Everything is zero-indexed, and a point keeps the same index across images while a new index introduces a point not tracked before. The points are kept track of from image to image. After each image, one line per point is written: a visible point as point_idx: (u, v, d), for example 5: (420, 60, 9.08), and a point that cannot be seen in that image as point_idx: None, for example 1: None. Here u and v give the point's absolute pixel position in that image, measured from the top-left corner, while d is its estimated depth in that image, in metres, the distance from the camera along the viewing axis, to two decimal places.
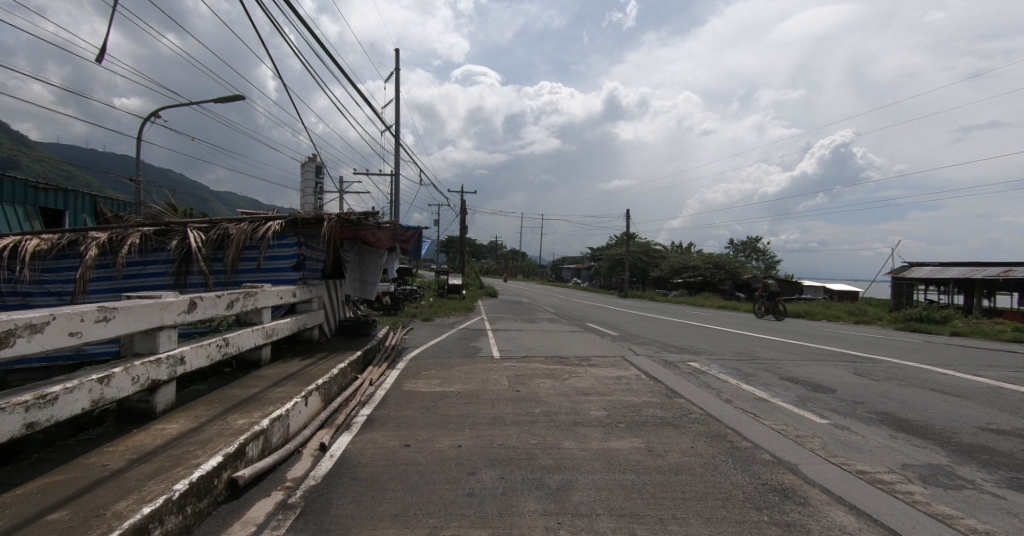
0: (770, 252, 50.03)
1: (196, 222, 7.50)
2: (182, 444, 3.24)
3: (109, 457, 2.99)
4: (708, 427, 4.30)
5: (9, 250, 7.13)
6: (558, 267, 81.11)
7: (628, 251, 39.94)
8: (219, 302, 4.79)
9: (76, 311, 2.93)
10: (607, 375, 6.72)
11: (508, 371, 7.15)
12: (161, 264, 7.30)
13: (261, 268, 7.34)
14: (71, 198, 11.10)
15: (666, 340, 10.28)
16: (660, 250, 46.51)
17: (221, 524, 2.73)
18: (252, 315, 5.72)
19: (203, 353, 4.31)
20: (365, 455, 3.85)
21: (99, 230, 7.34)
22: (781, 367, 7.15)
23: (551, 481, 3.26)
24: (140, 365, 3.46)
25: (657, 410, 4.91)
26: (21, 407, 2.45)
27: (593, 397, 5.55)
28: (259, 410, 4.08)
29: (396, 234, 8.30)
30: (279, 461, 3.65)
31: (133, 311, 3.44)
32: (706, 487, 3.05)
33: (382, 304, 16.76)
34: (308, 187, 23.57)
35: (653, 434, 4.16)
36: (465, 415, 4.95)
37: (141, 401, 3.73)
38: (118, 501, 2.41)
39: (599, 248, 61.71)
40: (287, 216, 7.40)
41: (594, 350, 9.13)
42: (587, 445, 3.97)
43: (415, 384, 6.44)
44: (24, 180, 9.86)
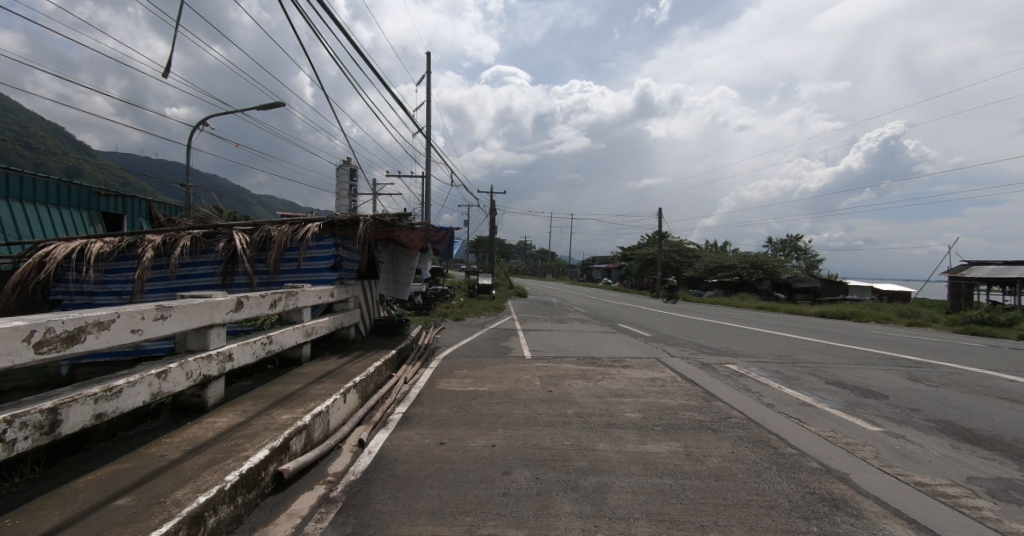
0: (811, 250, 47.90)
1: (241, 224, 7.87)
2: (232, 437, 3.40)
3: (167, 448, 3.17)
4: (749, 432, 4.16)
5: (76, 252, 7.63)
6: (587, 268, 80.82)
7: (660, 250, 39.18)
8: (263, 302, 4.98)
9: (138, 309, 3.12)
10: (640, 377, 6.61)
11: (540, 372, 7.14)
12: (209, 265, 7.68)
13: (301, 268, 7.57)
14: (129, 203, 11.78)
15: (701, 342, 10.05)
16: (695, 249, 45.46)
17: (269, 516, 2.85)
18: (292, 315, 5.94)
19: (249, 350, 4.50)
20: (401, 452, 3.93)
21: (154, 233, 7.80)
22: (826, 371, 6.85)
23: (587, 483, 3.23)
24: (193, 361, 3.65)
25: (695, 413, 4.79)
26: (91, 399, 2.62)
27: (627, 399, 5.47)
28: (301, 405, 4.23)
29: (428, 236, 8.58)
30: (321, 454, 3.77)
31: (187, 309, 3.63)
32: (749, 494, 2.96)
33: (414, 304, 17.08)
34: (343, 190, 24.32)
35: (691, 438, 4.07)
36: (498, 415, 4.98)
37: (194, 396, 3.94)
38: (177, 489, 2.54)
39: (630, 249, 60.87)
40: (324, 218, 7.69)
41: (627, 351, 9.02)
42: (622, 448, 3.92)
43: (447, 383, 6.51)
44: (87, 186, 10.59)
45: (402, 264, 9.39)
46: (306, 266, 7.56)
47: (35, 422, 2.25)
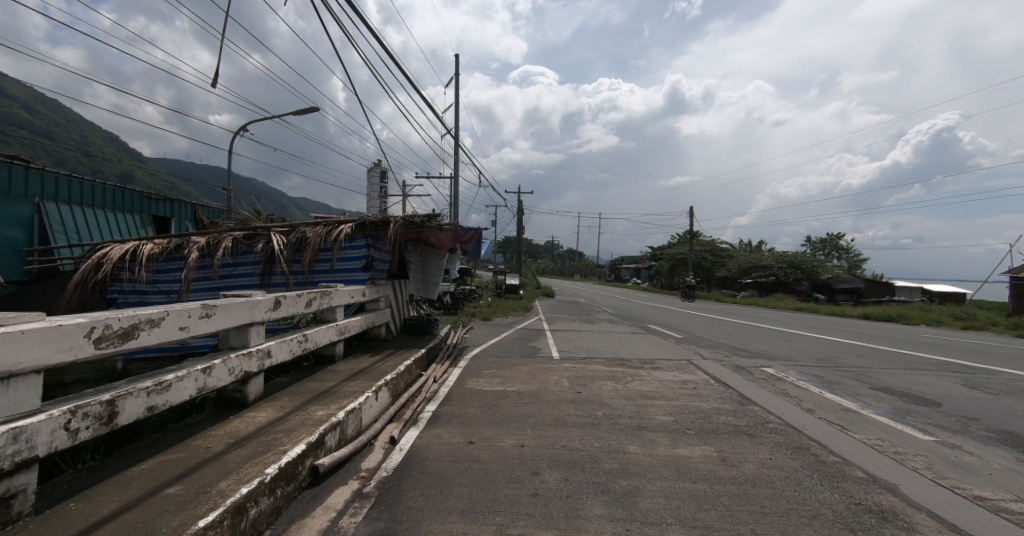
0: (854, 249, 45.80)
1: (278, 226, 8.16)
2: (271, 432, 3.54)
3: (212, 441, 3.32)
4: (788, 438, 4.02)
5: (129, 253, 8.09)
6: (616, 268, 79.80)
7: (692, 249, 38.31)
8: (300, 301, 5.15)
9: (186, 308, 3.27)
10: (672, 379, 6.48)
11: (569, 372, 7.10)
12: (249, 266, 7.99)
13: (334, 268, 7.76)
14: (177, 206, 12.40)
15: (735, 344, 9.77)
16: (728, 248, 44.22)
17: (306, 509, 2.95)
18: (327, 314, 6.12)
19: (286, 347, 4.66)
20: (431, 450, 3.99)
21: (199, 235, 8.19)
22: (871, 376, 6.54)
23: (618, 486, 3.20)
24: (235, 358, 3.81)
25: (730, 418, 4.66)
26: (144, 392, 2.76)
27: (658, 401, 5.38)
28: (336, 402, 4.36)
29: (457, 235, 8.74)
30: (355, 450, 3.87)
31: (230, 308, 3.79)
32: (789, 503, 2.86)
33: (442, 304, 17.28)
34: (374, 191, 24.88)
35: (726, 443, 3.96)
36: (527, 415, 4.98)
37: (235, 391, 4.11)
38: (221, 480, 2.66)
39: (660, 248, 59.78)
40: (356, 219, 7.86)
41: (658, 352, 8.86)
42: (654, 451, 3.86)
43: (476, 383, 6.56)
44: (139, 191, 11.21)
45: (431, 265, 9.52)
46: (339, 266, 7.76)
47: (95, 413, 2.39)
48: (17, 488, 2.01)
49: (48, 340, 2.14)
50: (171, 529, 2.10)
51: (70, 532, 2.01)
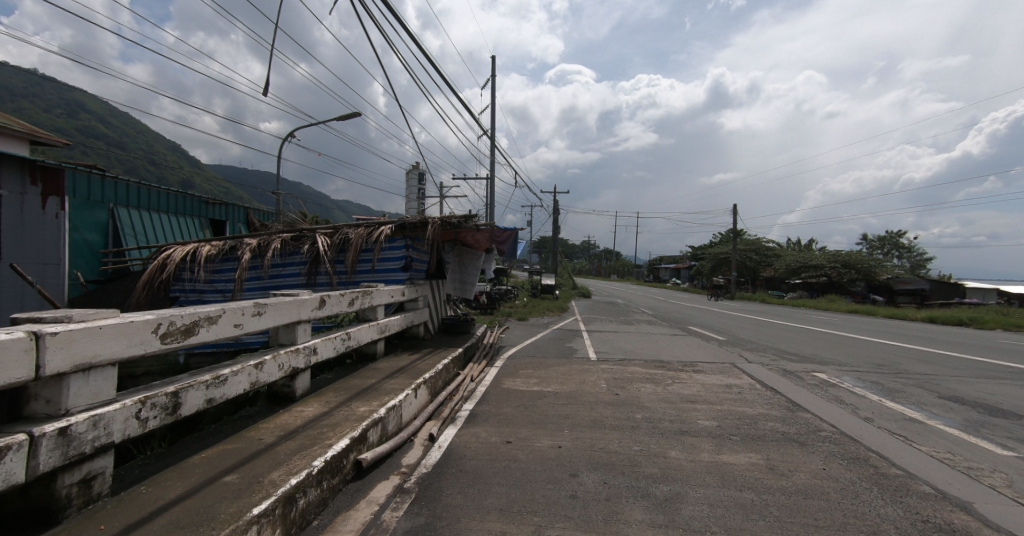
0: (917, 248, 42.81)
1: (323, 228, 8.48)
2: (318, 426, 3.68)
3: (264, 433, 3.49)
4: (843, 448, 3.81)
5: (189, 255, 8.62)
6: (655, 267, 77.57)
7: (735, 249, 36.93)
8: (343, 300, 5.34)
9: (240, 306, 3.45)
10: (715, 382, 6.28)
11: (607, 374, 7.01)
12: (296, 266, 8.34)
13: (375, 269, 7.97)
14: (231, 210, 13.10)
15: (783, 348, 9.34)
16: (774, 247, 42.35)
17: (350, 501, 3.05)
18: (368, 313, 6.30)
19: (331, 345, 4.83)
20: (469, 448, 4.04)
21: (251, 237, 8.64)
22: (938, 384, 6.09)
23: (659, 491, 3.12)
24: (284, 354, 3.99)
25: (778, 424, 4.45)
26: (203, 385, 2.93)
27: (701, 405, 5.23)
28: (377, 399, 4.47)
29: (493, 235, 8.83)
30: (396, 446, 3.97)
31: (279, 306, 3.97)
32: (845, 516, 2.71)
33: (479, 304, 17.44)
34: (412, 193, 25.45)
35: (774, 451, 3.80)
36: (565, 416, 4.95)
37: (284, 386, 4.30)
38: (273, 471, 2.79)
39: (701, 248, 58.00)
40: (396, 221, 8.08)
41: (700, 355, 8.60)
42: (696, 457, 3.74)
43: (513, 382, 6.59)
44: (198, 196, 11.92)
45: (468, 265, 9.61)
46: (380, 266, 7.96)
47: (162, 403, 2.56)
48: (95, 471, 2.17)
49: (122, 335, 2.30)
50: (228, 515, 2.21)
51: (141, 514, 2.16)
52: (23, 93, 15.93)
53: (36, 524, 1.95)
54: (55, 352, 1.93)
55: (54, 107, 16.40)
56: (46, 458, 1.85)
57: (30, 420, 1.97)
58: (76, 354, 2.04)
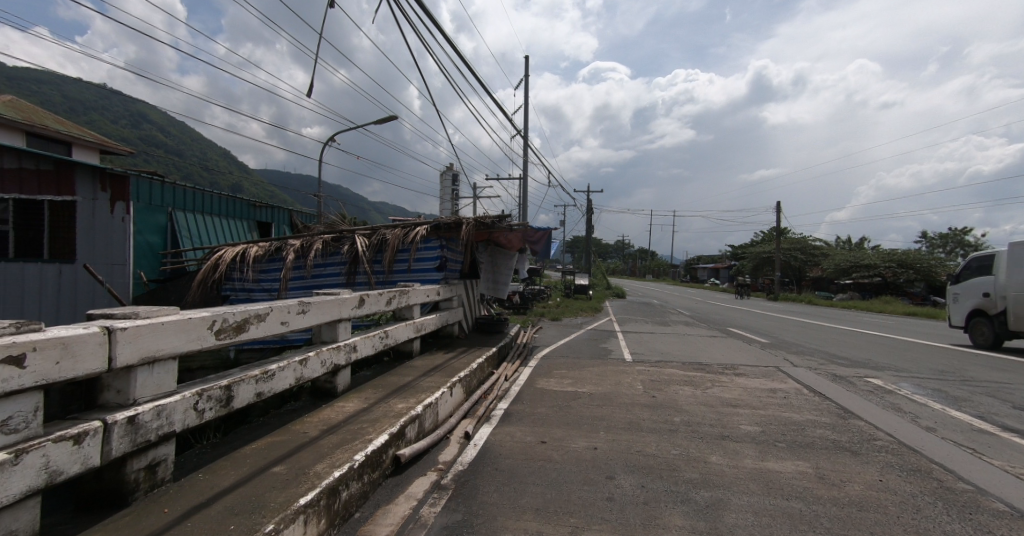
0: (984, 247, 39.74)
1: (361, 229, 8.74)
2: (358, 421, 3.78)
3: (308, 426, 3.62)
4: (902, 459, 3.59)
5: (239, 255, 9.06)
6: (692, 268, 75.34)
7: (778, 247, 35.38)
8: (381, 299, 5.48)
9: (286, 305, 3.60)
10: (758, 386, 6.05)
11: (643, 376, 6.87)
12: (336, 266, 8.61)
13: (411, 269, 8.11)
14: (277, 213, 13.69)
15: (832, 351, 8.89)
16: (822, 246, 40.37)
17: (390, 496, 3.12)
18: (405, 312, 6.44)
19: (369, 343, 4.96)
20: (504, 447, 4.05)
21: (295, 239, 9.00)
22: (1011, 394, 5.63)
23: (699, 497, 3.04)
24: (326, 351, 4.13)
25: (828, 432, 4.25)
26: (254, 380, 3.07)
27: (742, 409, 5.05)
28: (414, 396, 4.56)
29: (527, 236, 8.83)
30: (433, 443, 4.03)
31: (322, 305, 4.12)
32: (903, 531, 2.56)
33: (512, 304, 17.49)
34: (446, 194, 25.81)
35: (824, 459, 3.62)
36: (600, 418, 4.89)
37: (326, 382, 4.45)
38: (317, 463, 2.90)
39: (742, 247, 55.97)
40: (431, 222, 8.21)
41: (741, 357, 8.31)
42: (738, 462, 3.62)
43: (547, 382, 6.57)
44: (246, 200, 12.53)
45: (501, 265, 9.65)
46: (416, 266, 8.09)
47: (217, 396, 2.70)
48: (159, 458, 2.30)
49: (181, 331, 2.44)
50: (278, 504, 2.31)
51: (199, 499, 2.28)
52: (94, 106, 17.29)
53: (111, 504, 2.11)
54: (124, 345, 2.07)
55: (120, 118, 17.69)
56: (118, 444, 1.99)
57: (103, 408, 2.13)
58: (143, 348, 2.18)
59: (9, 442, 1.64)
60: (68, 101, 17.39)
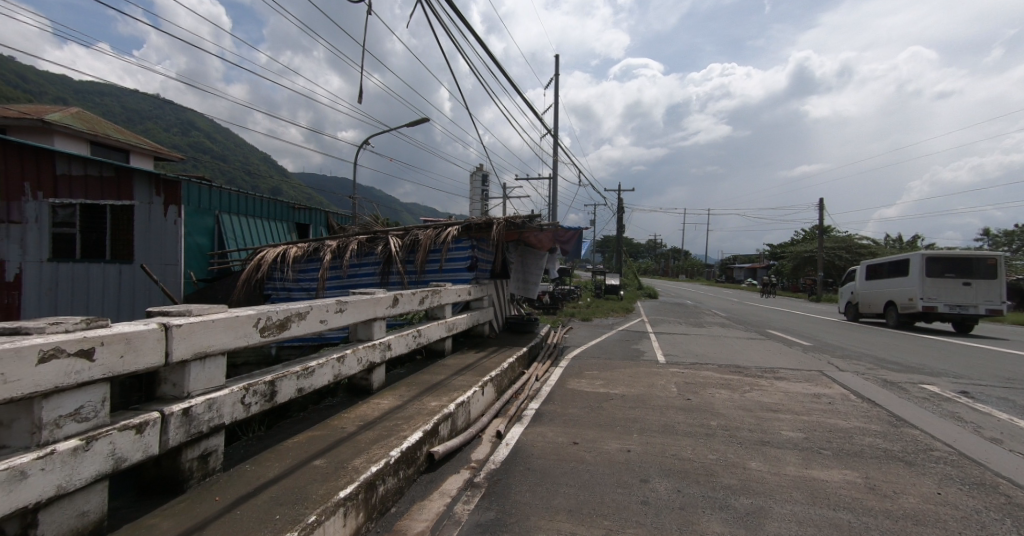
0: None
1: (395, 230, 8.94)
2: (393, 418, 3.86)
3: (346, 422, 3.72)
4: (964, 472, 3.36)
5: (279, 256, 9.42)
6: (728, 267, 73.13)
7: (822, 246, 33.76)
8: (415, 298, 5.57)
9: (325, 303, 3.71)
10: (800, 391, 5.81)
11: (677, 378, 6.72)
12: (370, 266, 8.82)
13: (442, 269, 8.21)
14: (314, 214, 14.14)
15: (882, 356, 8.44)
16: (869, 244, 38.45)
17: (425, 492, 3.18)
18: (437, 311, 6.53)
19: (403, 341, 5.06)
20: (537, 447, 4.05)
21: (331, 239, 9.27)
22: None
23: (739, 504, 2.95)
24: (362, 349, 4.23)
25: (879, 440, 4.03)
26: (295, 376, 3.17)
27: (783, 415, 4.86)
28: (446, 394, 4.61)
29: (557, 236, 8.81)
30: (465, 441, 4.07)
31: (358, 304, 4.22)
32: None
33: (542, 303, 17.46)
34: (477, 194, 26.01)
35: (873, 469, 3.44)
36: (633, 420, 4.81)
37: (362, 379, 4.55)
38: (355, 458, 2.97)
39: (782, 246, 53.84)
40: (462, 223, 8.30)
41: (781, 361, 8.00)
42: (780, 470, 3.49)
43: (578, 383, 6.52)
44: (286, 202, 13.00)
45: (531, 265, 9.66)
46: (447, 266, 8.18)
47: (262, 391, 2.81)
48: (211, 449, 2.42)
49: (230, 328, 2.56)
50: (320, 496, 2.39)
51: (248, 489, 2.38)
52: (148, 116, 18.36)
53: (168, 490, 2.23)
54: (180, 341, 2.18)
55: (172, 126, 18.73)
56: (174, 434, 2.10)
57: (161, 400, 2.26)
58: (196, 344, 2.29)
59: (80, 430, 1.76)
60: (126, 111, 18.56)
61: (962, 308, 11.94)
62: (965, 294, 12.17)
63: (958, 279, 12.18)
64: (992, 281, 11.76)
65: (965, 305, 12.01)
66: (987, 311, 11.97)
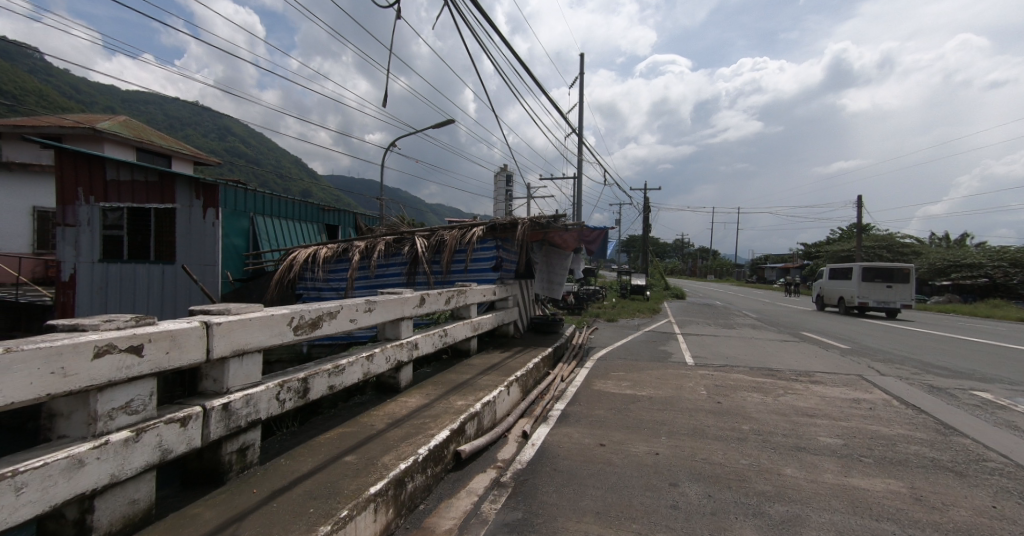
0: None
1: (421, 230, 9.04)
2: (420, 416, 3.90)
3: (375, 419, 3.78)
4: (1021, 485, 3.16)
5: (310, 256, 9.67)
6: (759, 267, 71.18)
7: (860, 245, 32.41)
8: (441, 299, 5.62)
9: (354, 303, 3.78)
10: (838, 396, 5.60)
11: (706, 380, 6.58)
12: (397, 266, 8.96)
13: (467, 269, 8.25)
14: (343, 216, 14.47)
15: (926, 360, 8.05)
16: (911, 244, 36.72)
17: (452, 490, 3.20)
18: (463, 311, 6.58)
19: (430, 341, 5.11)
20: (563, 448, 4.03)
21: (360, 240, 9.45)
22: None
23: (773, 511, 2.85)
24: (390, 348, 4.29)
25: (925, 449, 3.83)
26: (326, 373, 3.24)
27: (820, 420, 4.70)
28: (472, 394, 4.63)
29: (582, 236, 8.75)
30: (492, 441, 4.08)
31: (386, 303, 4.29)
32: None
33: (566, 304, 17.38)
34: (501, 195, 26.11)
35: (919, 479, 3.28)
36: (661, 422, 4.72)
37: (390, 377, 4.62)
38: (384, 455, 3.01)
39: (817, 245, 52.01)
40: (487, 223, 8.32)
41: (817, 364, 7.72)
42: (818, 477, 3.36)
43: (605, 384, 6.45)
44: (315, 204, 13.34)
45: (556, 265, 9.63)
46: (472, 266, 8.22)
47: (295, 388, 2.88)
48: (248, 442, 2.49)
49: (266, 326, 2.63)
50: (351, 491, 2.43)
51: (283, 482, 2.44)
52: (188, 122, 19.18)
53: (209, 482, 2.32)
54: (220, 339, 2.26)
55: (210, 132, 19.50)
56: (215, 428, 2.18)
57: (202, 395, 2.34)
58: (234, 341, 2.37)
59: (131, 422, 1.84)
60: (168, 118, 19.44)
61: (885, 303, 17.54)
62: (889, 293, 17.93)
63: (883, 283, 18.05)
64: (905, 286, 17.53)
65: (888, 301, 17.77)
66: (904, 305, 17.75)
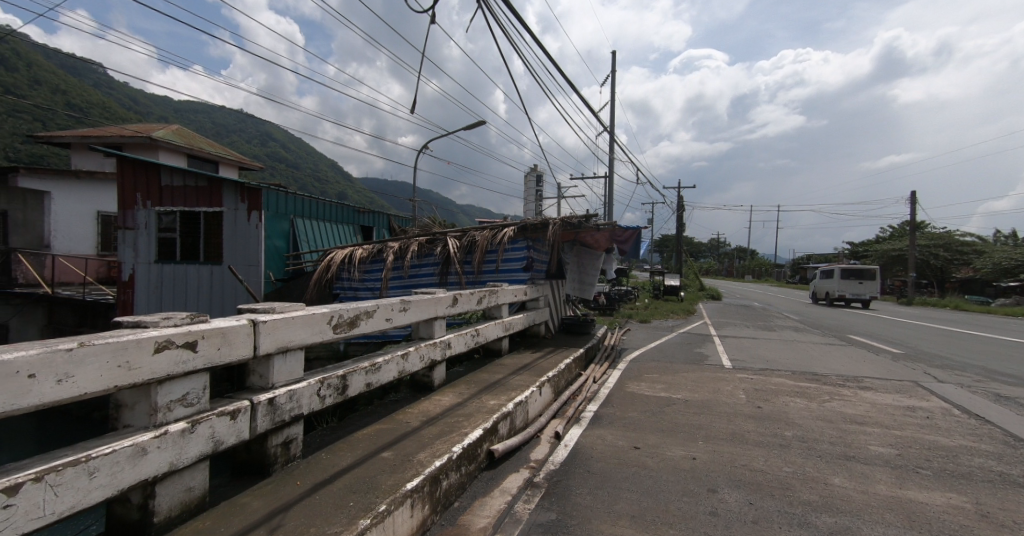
0: None
1: (453, 231, 9.13)
2: (454, 415, 3.93)
3: (410, 417, 3.84)
4: None
5: (346, 257, 9.94)
6: (800, 267, 68.36)
7: (913, 244, 30.56)
8: (473, 299, 5.66)
9: (390, 302, 3.86)
10: (889, 403, 5.29)
11: (744, 384, 6.37)
12: (429, 267, 9.09)
13: (499, 269, 8.28)
14: (377, 217, 14.81)
15: (989, 367, 7.51)
16: (972, 242, 34.34)
17: (486, 489, 3.21)
18: (494, 311, 6.60)
19: (462, 340, 5.15)
20: (596, 449, 3.98)
21: (393, 241, 9.65)
22: None
23: (820, 522, 2.72)
24: (424, 347, 4.35)
25: (991, 463, 3.57)
26: (364, 371, 3.32)
27: (870, 428, 4.45)
28: (505, 394, 4.62)
29: (614, 236, 8.62)
30: (524, 440, 4.07)
31: (420, 302, 4.36)
32: None
33: (598, 304, 17.20)
34: (532, 195, 26.09)
35: (985, 494, 3.05)
36: (698, 426, 4.60)
37: (424, 376, 4.68)
38: (420, 452, 3.05)
39: (864, 244, 49.41)
40: (518, 223, 8.31)
41: (866, 369, 7.34)
42: (869, 488, 3.18)
43: (638, 386, 6.33)
44: (351, 206, 13.70)
45: (587, 265, 9.54)
46: (504, 267, 8.24)
47: (335, 384, 2.96)
48: (292, 436, 2.58)
49: (308, 324, 2.72)
50: (388, 487, 2.48)
51: (324, 476, 2.51)
52: (234, 130, 20.14)
53: (257, 472, 2.41)
54: (266, 335, 2.35)
55: (253, 139, 20.41)
56: (261, 421, 2.26)
57: (250, 390, 2.43)
58: (279, 338, 2.46)
59: (187, 414, 1.93)
60: (215, 126, 20.49)
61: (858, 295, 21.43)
62: (861, 288, 21.98)
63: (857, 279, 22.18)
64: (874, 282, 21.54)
65: (859, 293, 21.84)
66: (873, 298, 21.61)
